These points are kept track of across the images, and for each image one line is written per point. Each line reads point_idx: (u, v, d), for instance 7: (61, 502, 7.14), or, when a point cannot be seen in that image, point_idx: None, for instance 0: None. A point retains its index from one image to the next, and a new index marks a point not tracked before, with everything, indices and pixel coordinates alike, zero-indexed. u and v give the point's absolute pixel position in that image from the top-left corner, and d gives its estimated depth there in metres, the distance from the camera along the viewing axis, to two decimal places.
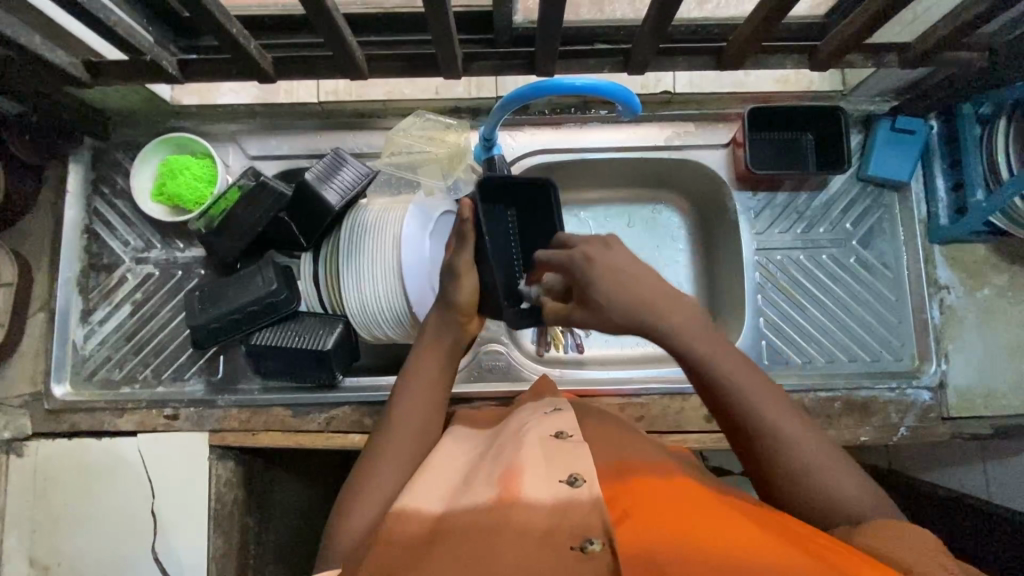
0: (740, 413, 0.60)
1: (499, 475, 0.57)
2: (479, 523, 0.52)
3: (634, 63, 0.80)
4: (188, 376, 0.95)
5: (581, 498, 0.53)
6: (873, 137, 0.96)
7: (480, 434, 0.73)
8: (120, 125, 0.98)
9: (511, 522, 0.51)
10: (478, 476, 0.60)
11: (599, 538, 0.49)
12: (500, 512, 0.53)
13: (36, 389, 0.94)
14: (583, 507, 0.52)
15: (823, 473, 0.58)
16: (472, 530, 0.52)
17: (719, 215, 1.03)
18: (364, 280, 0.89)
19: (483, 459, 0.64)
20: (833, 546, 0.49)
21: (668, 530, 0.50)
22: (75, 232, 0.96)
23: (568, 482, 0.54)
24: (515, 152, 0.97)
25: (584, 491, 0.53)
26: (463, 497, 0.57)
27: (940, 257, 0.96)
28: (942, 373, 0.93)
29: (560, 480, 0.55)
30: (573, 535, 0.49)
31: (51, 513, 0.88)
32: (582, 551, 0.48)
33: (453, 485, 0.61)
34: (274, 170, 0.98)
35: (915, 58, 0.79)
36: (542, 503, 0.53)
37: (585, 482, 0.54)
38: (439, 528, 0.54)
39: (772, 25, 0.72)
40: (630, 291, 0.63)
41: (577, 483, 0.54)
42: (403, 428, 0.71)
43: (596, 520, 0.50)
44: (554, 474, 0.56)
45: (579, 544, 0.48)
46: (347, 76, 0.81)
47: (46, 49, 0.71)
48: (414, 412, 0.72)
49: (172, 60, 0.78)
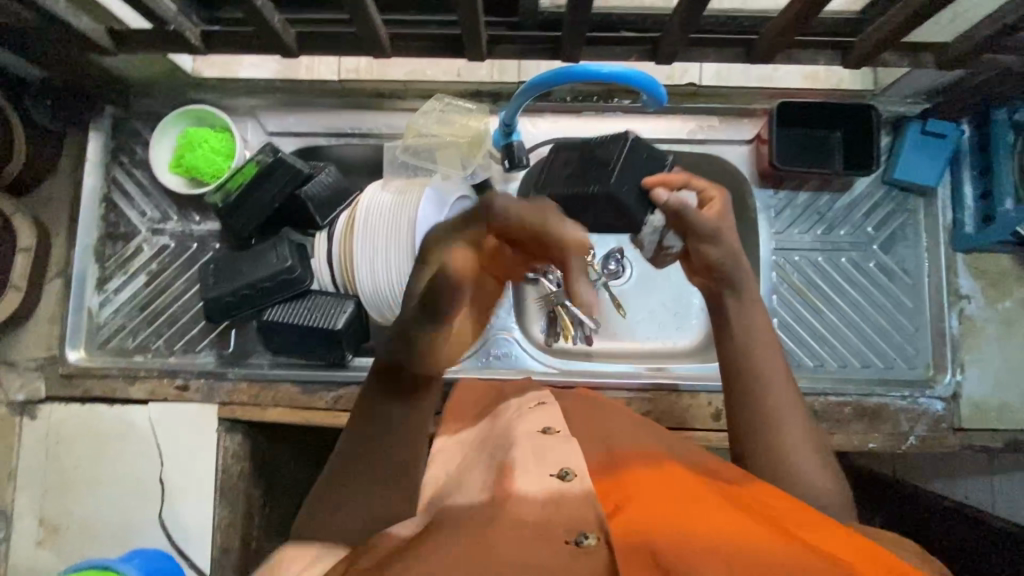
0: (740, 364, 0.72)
1: (494, 479, 0.56)
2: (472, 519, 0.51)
3: (662, 52, 0.79)
4: (199, 348, 0.96)
5: (572, 490, 0.51)
6: (901, 140, 0.93)
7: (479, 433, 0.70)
8: (140, 95, 0.98)
9: (504, 517, 0.49)
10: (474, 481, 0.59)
11: (593, 532, 0.47)
12: (492, 509, 0.51)
13: (51, 353, 0.95)
14: (575, 500, 0.50)
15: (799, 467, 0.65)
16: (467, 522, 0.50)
17: (737, 211, 1.00)
18: (376, 259, 0.89)
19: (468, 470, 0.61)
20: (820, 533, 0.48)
21: (662, 514, 0.49)
22: (93, 200, 0.97)
23: (557, 476, 0.53)
24: (535, 139, 0.96)
25: (574, 485, 0.52)
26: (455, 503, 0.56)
27: (961, 265, 0.94)
28: (956, 384, 0.92)
29: (550, 474, 0.54)
30: (567, 529, 0.47)
31: (63, 475, 0.90)
32: (576, 545, 0.46)
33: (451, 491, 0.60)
34: (291, 147, 0.97)
35: (953, 58, 0.77)
36: (532, 497, 0.51)
37: (575, 476, 0.53)
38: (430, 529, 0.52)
39: (807, 17, 0.70)
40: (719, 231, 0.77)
41: (567, 477, 0.53)
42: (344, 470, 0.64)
43: (590, 514, 0.48)
44: (543, 469, 0.54)
45: (574, 538, 0.47)
46: (369, 55, 0.80)
47: (69, 14, 0.72)
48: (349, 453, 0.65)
49: (196, 31, 0.78)
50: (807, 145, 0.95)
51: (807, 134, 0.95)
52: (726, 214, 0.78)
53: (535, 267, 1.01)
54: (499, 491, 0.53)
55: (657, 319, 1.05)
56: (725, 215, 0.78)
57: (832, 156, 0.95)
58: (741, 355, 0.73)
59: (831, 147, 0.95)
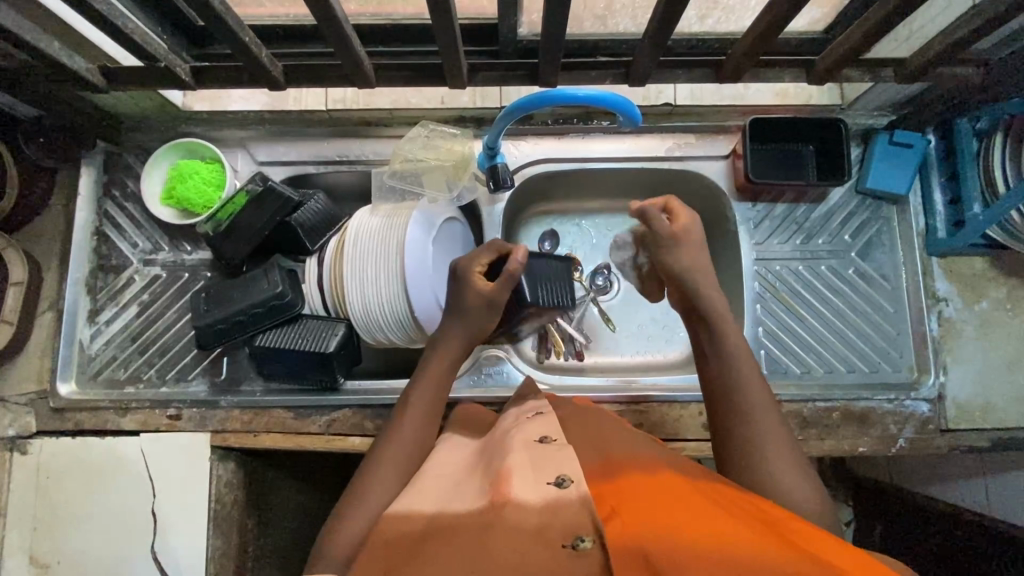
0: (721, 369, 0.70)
1: (490, 485, 0.55)
2: (471, 526, 0.51)
3: (635, 75, 0.83)
4: (191, 377, 0.96)
5: (569, 496, 0.51)
6: (872, 151, 0.97)
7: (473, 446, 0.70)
8: (131, 130, 1.00)
9: (503, 524, 0.49)
10: (470, 485, 0.58)
11: (590, 535, 0.47)
12: (491, 516, 0.51)
13: (41, 387, 0.95)
14: (572, 505, 0.50)
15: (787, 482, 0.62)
16: (465, 532, 0.50)
17: (718, 224, 1.04)
18: (367, 282, 0.90)
19: (471, 477, 0.60)
20: (817, 533, 0.49)
21: (656, 521, 0.48)
22: (85, 234, 0.98)
23: (555, 483, 0.52)
24: (519, 161, 0.99)
25: (571, 491, 0.51)
26: (449, 504, 0.55)
27: (937, 269, 0.97)
28: (940, 385, 0.94)
29: (548, 482, 0.53)
30: (564, 534, 0.48)
31: (52, 511, 0.88)
32: (572, 550, 0.47)
33: (447, 488, 0.59)
34: (281, 176, 1.00)
35: (911, 72, 0.81)
36: (530, 504, 0.50)
37: (572, 482, 0.52)
38: (431, 533, 0.51)
39: (768, 40, 0.74)
40: (694, 252, 0.79)
41: (564, 484, 0.52)
42: (382, 454, 0.69)
43: (586, 518, 0.48)
44: (541, 476, 0.54)
45: (570, 542, 0.47)
46: (354, 85, 0.84)
47: (63, 55, 0.74)
48: (393, 442, 0.71)
49: (185, 66, 0.81)
50: (782, 159, 0.98)
51: (781, 149, 0.98)
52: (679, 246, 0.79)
53: None
54: (496, 496, 0.52)
55: (646, 332, 1.07)
56: (688, 229, 0.80)
57: (805, 168, 0.98)
58: (716, 347, 0.72)
59: (803, 160, 0.98)
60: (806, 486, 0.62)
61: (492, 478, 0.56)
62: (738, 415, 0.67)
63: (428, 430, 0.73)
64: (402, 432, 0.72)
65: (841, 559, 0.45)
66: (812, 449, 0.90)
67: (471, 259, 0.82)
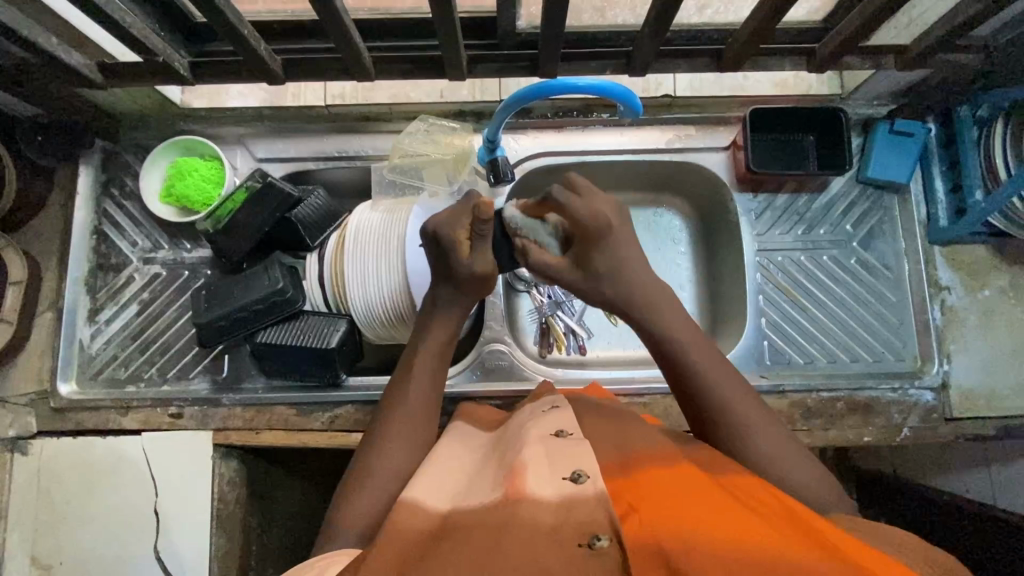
0: (701, 389, 0.65)
1: (505, 478, 0.54)
2: (484, 522, 0.50)
3: (636, 64, 0.82)
4: (192, 375, 0.96)
5: (585, 494, 0.50)
6: (872, 139, 0.97)
7: (481, 440, 0.70)
8: (130, 128, 1.00)
9: (518, 521, 0.49)
10: (483, 480, 0.57)
11: (606, 534, 0.47)
12: (505, 512, 0.50)
13: (41, 387, 0.94)
14: (588, 503, 0.49)
15: (809, 481, 0.61)
16: (478, 529, 0.49)
17: (719, 215, 1.03)
18: (367, 276, 0.90)
19: (484, 470, 0.60)
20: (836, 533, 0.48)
21: (672, 522, 0.48)
22: (84, 233, 0.97)
23: (571, 480, 0.52)
24: (519, 155, 0.98)
25: (588, 488, 0.51)
26: (463, 499, 0.54)
27: (940, 257, 0.97)
28: (944, 373, 0.93)
29: (563, 478, 0.52)
30: (580, 532, 0.47)
31: (53, 512, 0.87)
32: (588, 549, 0.46)
33: (458, 483, 0.58)
34: (280, 172, 0.99)
35: (911, 59, 0.81)
36: (547, 501, 0.50)
37: (588, 479, 0.52)
38: (443, 528, 0.50)
39: (768, 29, 0.74)
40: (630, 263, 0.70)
41: (581, 481, 0.51)
42: (389, 432, 0.68)
43: (601, 516, 0.48)
44: (556, 472, 0.53)
45: (586, 541, 0.47)
46: (354, 78, 0.83)
47: (60, 51, 0.74)
48: (399, 421, 0.69)
49: (184, 60, 0.81)
50: (782, 149, 0.98)
51: (781, 139, 0.98)
52: (586, 262, 0.70)
53: (525, 279, 1.03)
54: (510, 491, 0.52)
55: None
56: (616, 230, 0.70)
57: (806, 158, 0.98)
58: (695, 372, 0.66)
59: (804, 150, 0.98)
60: (802, 464, 0.63)
61: (505, 473, 0.55)
62: (728, 426, 0.64)
63: (427, 417, 0.70)
64: (408, 411, 0.69)
65: (861, 558, 0.44)
66: (817, 439, 0.90)
67: (452, 220, 0.72)
